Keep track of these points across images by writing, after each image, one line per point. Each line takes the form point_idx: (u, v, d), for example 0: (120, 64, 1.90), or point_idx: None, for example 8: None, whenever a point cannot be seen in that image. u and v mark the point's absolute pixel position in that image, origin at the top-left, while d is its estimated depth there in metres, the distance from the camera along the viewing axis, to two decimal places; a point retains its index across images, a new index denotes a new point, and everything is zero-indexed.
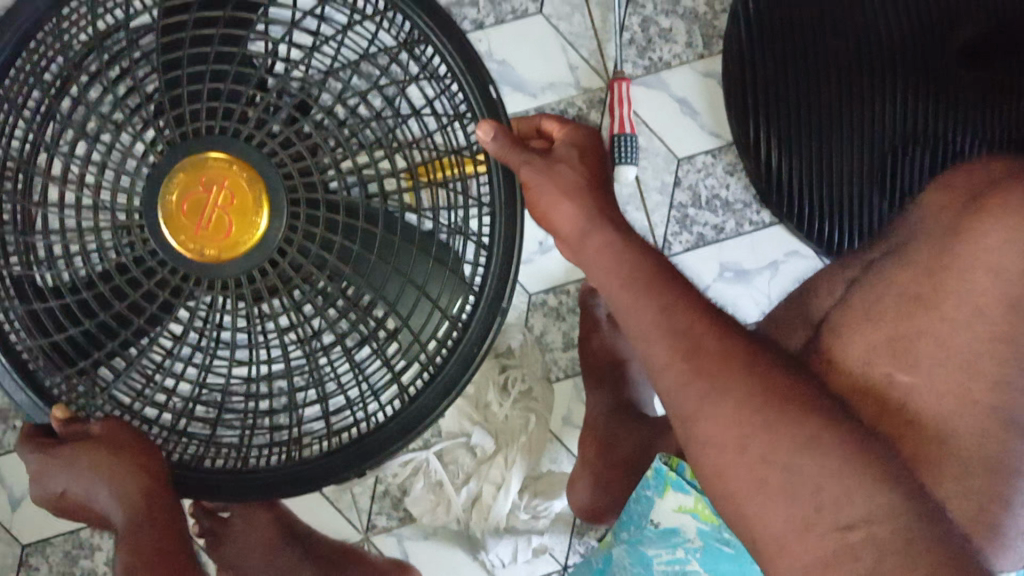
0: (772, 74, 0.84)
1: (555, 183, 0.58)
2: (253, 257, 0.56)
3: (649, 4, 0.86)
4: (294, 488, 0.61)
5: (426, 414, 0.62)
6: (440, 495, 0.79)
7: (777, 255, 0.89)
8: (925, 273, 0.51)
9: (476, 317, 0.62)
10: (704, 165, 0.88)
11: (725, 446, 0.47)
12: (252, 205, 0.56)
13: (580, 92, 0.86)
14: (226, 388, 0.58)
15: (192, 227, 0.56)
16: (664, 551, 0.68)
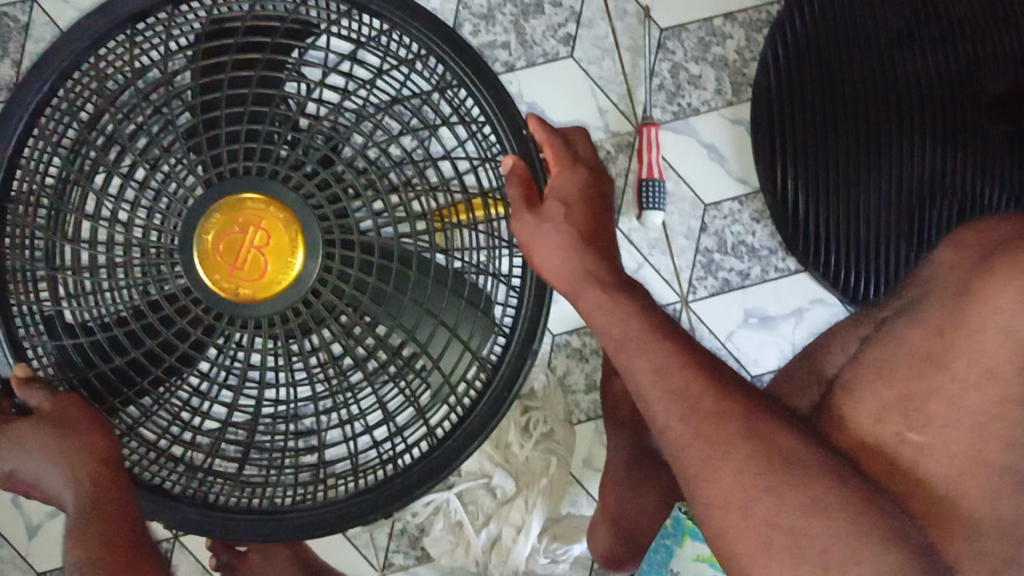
0: (798, 121, 0.83)
1: (551, 236, 0.56)
2: (287, 299, 0.57)
3: (679, 50, 0.86)
4: (321, 527, 0.61)
5: (456, 456, 0.61)
6: (460, 537, 0.77)
7: (802, 302, 0.87)
8: (935, 333, 0.50)
9: (507, 360, 0.62)
10: (731, 212, 0.86)
11: (741, 500, 0.46)
12: (289, 247, 0.56)
13: (608, 136, 0.85)
14: (254, 426, 0.58)
15: (228, 266, 0.56)
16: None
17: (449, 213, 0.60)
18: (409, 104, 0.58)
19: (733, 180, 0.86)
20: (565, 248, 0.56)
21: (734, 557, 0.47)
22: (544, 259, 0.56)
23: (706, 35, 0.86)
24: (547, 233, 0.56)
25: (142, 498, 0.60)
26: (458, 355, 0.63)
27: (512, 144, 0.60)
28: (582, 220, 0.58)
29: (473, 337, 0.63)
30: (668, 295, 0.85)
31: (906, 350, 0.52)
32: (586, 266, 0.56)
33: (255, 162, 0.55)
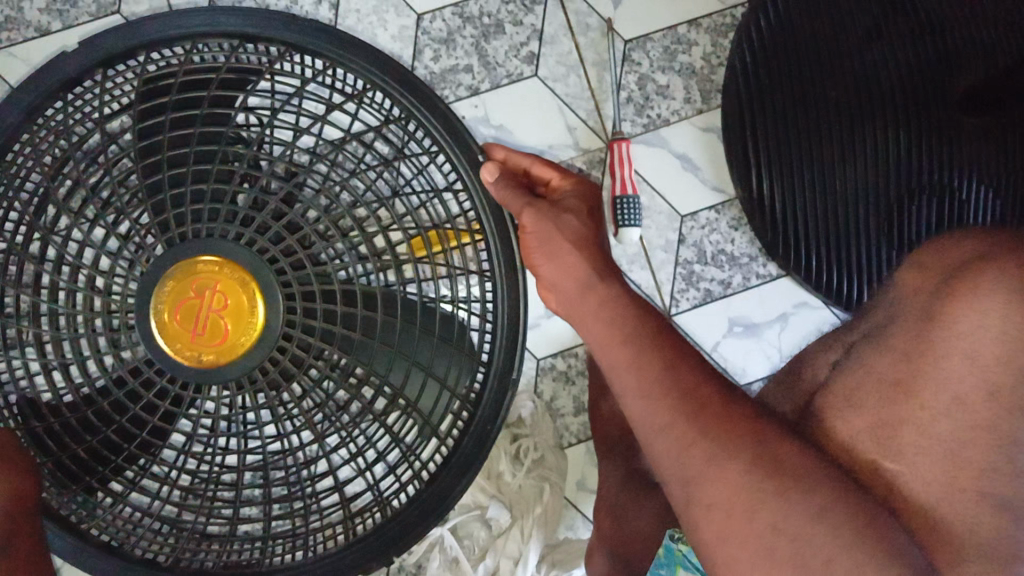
0: (771, 124, 0.81)
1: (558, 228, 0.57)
2: (253, 357, 0.55)
3: (645, 61, 0.83)
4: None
5: (447, 495, 0.59)
6: (457, 573, 0.76)
7: (786, 306, 0.85)
8: (902, 358, 0.48)
9: (488, 392, 0.61)
10: (708, 221, 0.83)
11: (728, 538, 0.45)
12: (247, 305, 0.55)
13: (579, 153, 0.82)
14: (236, 491, 0.56)
15: (189, 332, 0.55)
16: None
17: (417, 251, 0.58)
18: (364, 144, 0.56)
19: (708, 190, 0.84)
20: (577, 248, 0.56)
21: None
22: (562, 258, 0.56)
23: (671, 43, 0.83)
24: (561, 229, 0.57)
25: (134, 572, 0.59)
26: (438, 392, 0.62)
27: (473, 178, 0.59)
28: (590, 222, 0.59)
29: (452, 374, 0.61)
30: (650, 310, 0.83)
31: (871, 379, 0.50)
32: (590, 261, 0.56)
33: (205, 222, 0.54)
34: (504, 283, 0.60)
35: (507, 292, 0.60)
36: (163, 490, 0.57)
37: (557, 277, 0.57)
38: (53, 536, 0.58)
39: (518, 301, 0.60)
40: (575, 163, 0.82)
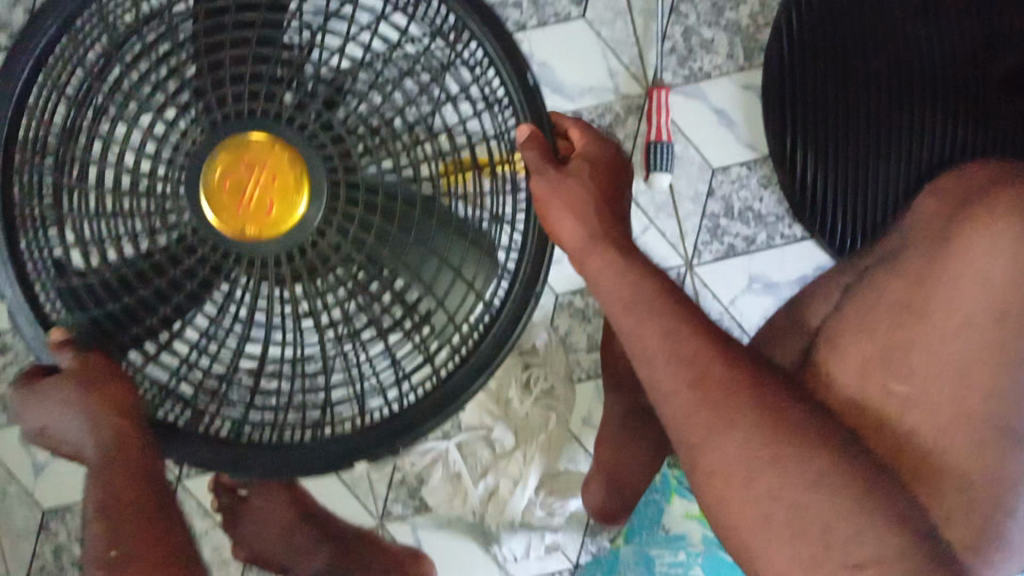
0: (813, 83, 0.83)
1: (566, 197, 0.53)
2: (296, 236, 0.56)
3: (692, 14, 0.84)
4: (325, 467, 0.60)
5: (463, 392, 0.61)
6: (458, 488, 0.78)
7: (808, 269, 0.85)
8: (911, 283, 0.53)
9: (510, 301, 0.62)
10: (739, 177, 0.84)
11: (730, 474, 0.45)
12: (295, 182, 0.56)
13: (618, 98, 0.84)
14: (259, 367, 0.57)
15: (235, 206, 0.55)
16: (667, 554, 0.67)
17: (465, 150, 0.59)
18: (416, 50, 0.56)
19: (742, 146, 0.85)
20: (584, 206, 0.54)
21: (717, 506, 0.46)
22: (564, 218, 0.53)
23: None
24: (570, 193, 0.54)
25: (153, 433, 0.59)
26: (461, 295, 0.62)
27: (517, 88, 0.60)
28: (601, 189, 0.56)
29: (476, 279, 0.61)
30: (671, 258, 0.84)
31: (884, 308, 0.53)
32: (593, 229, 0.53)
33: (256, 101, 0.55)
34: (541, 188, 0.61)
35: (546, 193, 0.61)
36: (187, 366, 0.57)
37: (561, 231, 0.54)
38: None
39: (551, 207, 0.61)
40: (613, 107, 0.84)
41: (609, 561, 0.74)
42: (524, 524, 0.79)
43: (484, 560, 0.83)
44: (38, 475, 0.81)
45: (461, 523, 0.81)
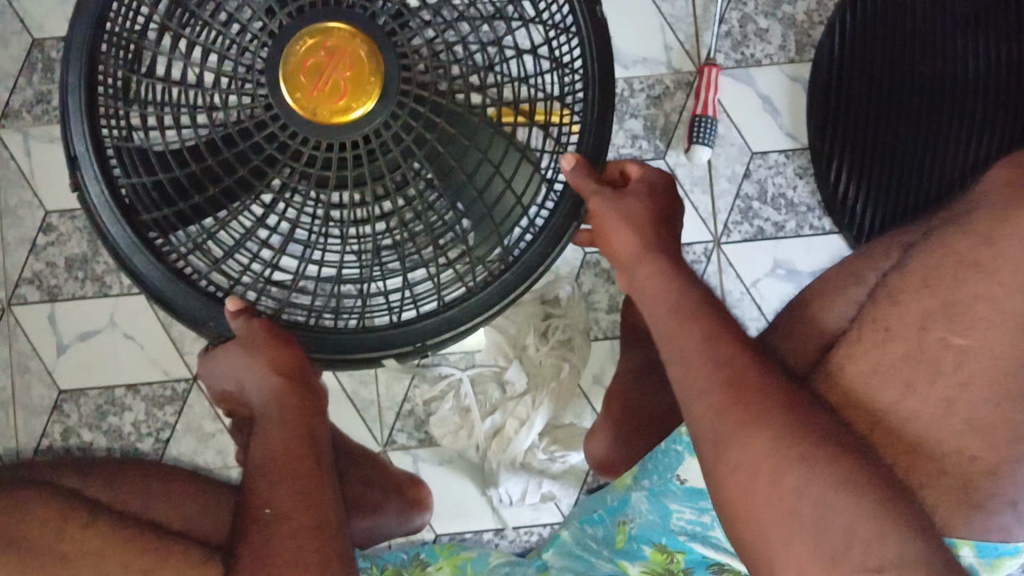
0: (853, 91, 0.85)
1: (623, 208, 0.56)
2: (361, 125, 0.54)
3: (751, 3, 0.88)
4: (363, 357, 0.59)
5: (507, 292, 0.60)
6: (465, 421, 0.80)
7: (832, 262, 0.87)
8: (984, 240, 0.44)
9: (559, 211, 0.61)
10: (777, 163, 0.87)
11: (753, 472, 0.43)
12: (370, 78, 0.54)
13: (669, 73, 0.87)
14: (303, 253, 0.57)
15: (308, 87, 0.53)
16: (687, 510, 0.61)
17: (532, 83, 0.57)
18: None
19: (782, 134, 0.87)
20: (637, 223, 0.56)
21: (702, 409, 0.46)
22: (616, 232, 0.56)
23: None
24: (623, 204, 0.56)
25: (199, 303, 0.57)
26: (503, 195, 0.60)
27: (586, 24, 0.57)
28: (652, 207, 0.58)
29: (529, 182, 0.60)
30: (701, 232, 0.86)
31: (949, 260, 0.45)
32: (645, 241, 0.56)
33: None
34: (591, 133, 0.59)
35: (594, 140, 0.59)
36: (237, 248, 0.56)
37: (616, 242, 0.57)
38: (147, 263, 0.56)
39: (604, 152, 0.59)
40: (663, 80, 0.86)
41: (614, 503, 0.68)
42: (523, 466, 0.80)
43: (479, 501, 0.84)
44: (61, 355, 0.83)
45: (463, 458, 0.83)
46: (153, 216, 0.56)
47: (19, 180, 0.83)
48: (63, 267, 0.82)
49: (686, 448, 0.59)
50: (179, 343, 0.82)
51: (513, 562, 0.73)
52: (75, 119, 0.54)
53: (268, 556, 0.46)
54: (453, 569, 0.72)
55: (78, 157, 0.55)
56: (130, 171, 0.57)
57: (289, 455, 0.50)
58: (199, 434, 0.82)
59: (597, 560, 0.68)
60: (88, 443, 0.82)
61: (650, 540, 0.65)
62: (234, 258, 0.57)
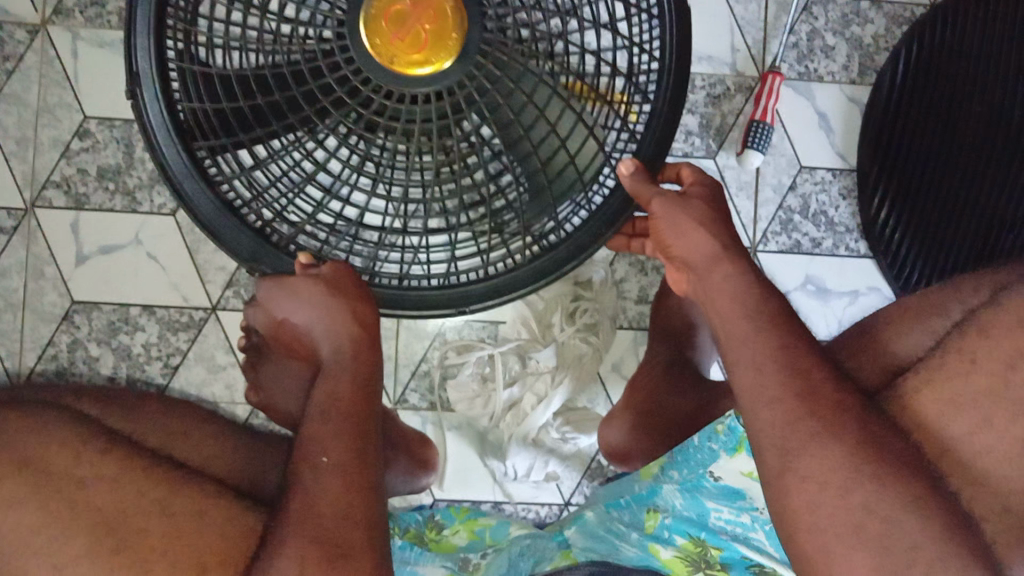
0: (914, 134, 0.84)
1: (685, 212, 0.56)
2: (435, 82, 0.52)
3: (822, 18, 0.88)
4: (408, 310, 0.59)
5: (555, 269, 0.58)
6: (485, 389, 0.79)
7: (860, 285, 0.88)
8: None
9: (616, 194, 0.58)
10: (822, 180, 0.88)
11: (827, 483, 0.44)
12: (453, 34, 0.52)
13: (732, 74, 0.87)
14: (361, 208, 0.55)
15: (389, 34, 0.51)
16: (727, 510, 0.65)
17: (610, 61, 0.54)
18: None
19: (833, 153, 0.88)
20: (704, 223, 0.56)
21: (777, 404, 0.47)
22: (677, 234, 0.56)
23: (850, 12, 0.89)
24: (692, 206, 0.57)
25: (245, 237, 0.56)
26: (564, 168, 0.58)
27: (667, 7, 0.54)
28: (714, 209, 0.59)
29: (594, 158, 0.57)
30: (741, 238, 0.86)
31: None
32: (717, 248, 0.55)
33: None
34: (658, 116, 0.56)
35: (663, 125, 0.56)
36: (289, 191, 0.55)
37: (674, 244, 0.57)
38: (197, 192, 0.55)
39: (665, 143, 0.57)
40: (725, 81, 0.86)
41: (643, 493, 0.69)
42: (533, 442, 0.80)
43: (480, 471, 0.83)
44: (79, 265, 0.80)
45: (472, 426, 0.82)
46: (210, 143, 0.55)
47: (61, 80, 0.80)
48: (94, 174, 0.80)
49: (720, 449, 0.65)
50: (202, 270, 0.81)
51: (534, 534, 0.73)
52: (139, 34, 0.52)
53: (307, 531, 0.46)
54: (469, 534, 0.74)
55: (141, 75, 0.53)
56: (192, 93, 0.55)
57: (353, 403, 0.53)
58: (209, 365, 0.81)
59: (620, 544, 0.66)
60: (95, 357, 0.80)
61: (684, 532, 0.65)
62: (287, 200, 0.55)
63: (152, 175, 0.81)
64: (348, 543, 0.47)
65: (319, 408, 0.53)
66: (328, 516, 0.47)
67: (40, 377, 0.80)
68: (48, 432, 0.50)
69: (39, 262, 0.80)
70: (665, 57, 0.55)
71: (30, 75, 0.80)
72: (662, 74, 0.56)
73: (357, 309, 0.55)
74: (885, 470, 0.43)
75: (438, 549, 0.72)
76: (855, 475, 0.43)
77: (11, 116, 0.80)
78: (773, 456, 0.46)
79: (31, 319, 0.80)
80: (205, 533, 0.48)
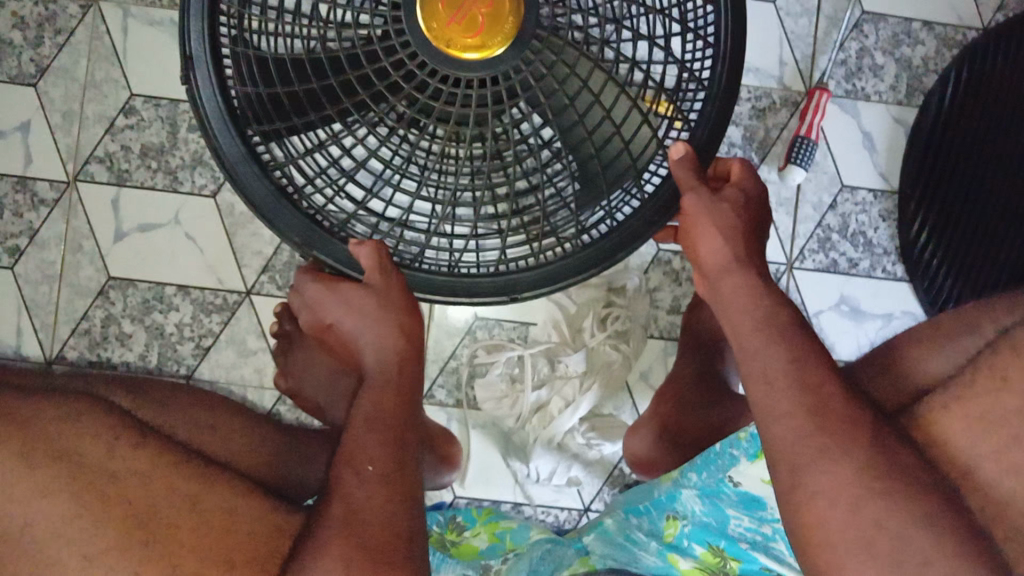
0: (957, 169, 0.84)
1: (715, 219, 0.56)
2: (495, 65, 0.52)
3: (872, 36, 0.87)
4: (459, 297, 0.59)
5: (606, 258, 0.58)
6: (512, 390, 0.78)
7: (894, 308, 0.88)
8: None
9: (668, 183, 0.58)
10: (863, 201, 0.87)
11: (838, 501, 0.44)
12: (510, 18, 0.51)
13: (778, 88, 0.86)
14: (414, 193, 0.55)
15: (446, 17, 0.51)
16: (747, 519, 0.63)
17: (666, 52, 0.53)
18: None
19: (875, 174, 0.87)
20: (731, 229, 0.57)
21: (789, 419, 0.47)
22: (707, 238, 0.57)
23: (901, 32, 0.88)
24: (724, 212, 0.57)
25: (299, 223, 0.56)
26: (616, 157, 0.58)
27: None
28: (750, 217, 0.59)
29: (647, 149, 0.57)
30: (777, 253, 0.85)
31: None
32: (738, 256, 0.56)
33: None
34: (712, 105, 0.56)
35: (717, 112, 0.56)
36: (342, 175, 0.55)
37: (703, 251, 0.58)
38: (253, 179, 0.55)
39: (719, 131, 0.57)
40: (771, 94, 0.86)
41: (663, 498, 0.67)
42: (559, 446, 0.81)
43: (503, 471, 0.83)
44: (116, 242, 0.81)
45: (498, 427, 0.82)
46: (264, 128, 0.54)
47: (109, 56, 0.81)
48: (137, 152, 0.81)
49: (741, 454, 0.60)
50: (239, 254, 0.81)
51: (554, 538, 0.73)
52: (195, 21, 0.52)
53: (353, 535, 0.47)
54: (490, 536, 0.74)
55: (197, 63, 0.53)
56: (245, 78, 0.54)
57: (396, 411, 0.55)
58: (240, 349, 0.81)
59: (639, 552, 0.68)
60: (127, 335, 0.80)
61: (704, 541, 0.66)
62: (341, 185, 0.55)
63: (195, 156, 0.81)
64: (392, 553, 0.47)
65: (360, 413, 0.54)
66: (371, 521, 0.48)
67: (72, 350, 0.80)
68: (83, 418, 0.50)
69: (78, 236, 0.81)
70: (720, 46, 0.55)
71: (80, 49, 0.81)
72: (717, 60, 0.55)
73: (402, 320, 0.60)
74: (899, 484, 0.43)
75: (460, 554, 0.72)
76: (866, 493, 0.43)
77: (57, 89, 0.81)
78: (785, 472, 0.46)
79: (66, 292, 0.80)
80: (236, 527, 0.48)
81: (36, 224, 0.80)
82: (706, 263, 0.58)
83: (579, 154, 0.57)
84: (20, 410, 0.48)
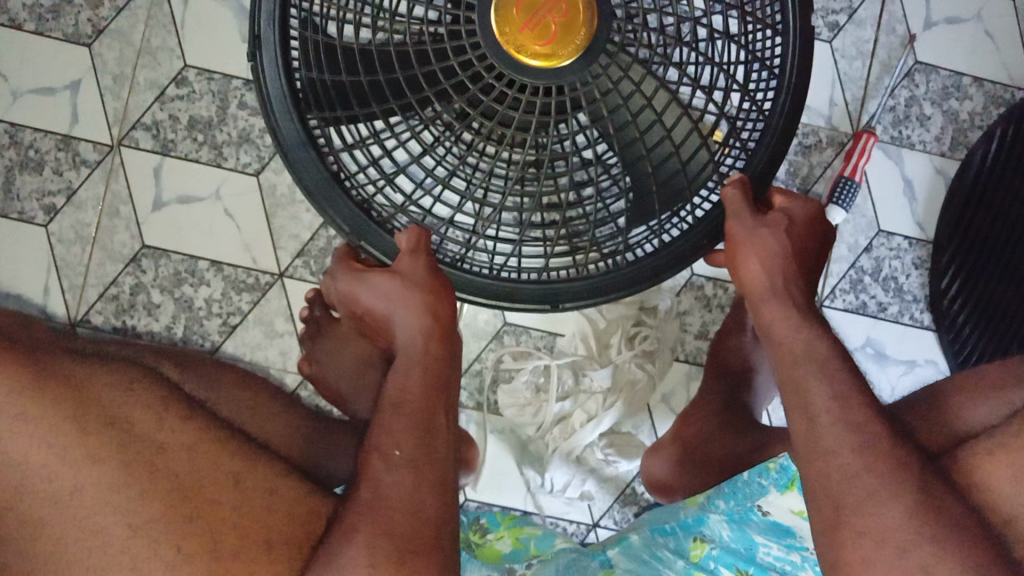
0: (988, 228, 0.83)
1: (757, 247, 0.57)
2: (564, 75, 0.51)
3: (923, 86, 0.89)
4: (501, 299, 0.58)
5: (652, 275, 0.58)
6: (537, 399, 0.79)
7: (918, 356, 0.88)
8: None
9: (719, 207, 0.58)
10: (898, 247, 0.88)
11: (883, 541, 0.44)
12: (582, 29, 0.50)
13: (826, 127, 0.87)
14: (468, 197, 0.54)
15: (520, 22, 0.49)
16: (776, 546, 0.66)
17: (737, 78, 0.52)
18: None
19: (912, 222, 0.89)
20: (774, 255, 0.58)
21: (836, 456, 0.47)
22: (751, 258, 0.57)
23: (951, 85, 0.89)
24: (763, 238, 0.57)
25: (350, 212, 0.56)
26: (672, 174, 0.57)
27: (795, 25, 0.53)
28: (801, 241, 0.60)
29: (705, 170, 0.57)
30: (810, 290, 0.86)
31: None
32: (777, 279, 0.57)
33: None
34: (774, 132, 0.55)
35: (777, 141, 0.55)
36: (398, 170, 0.54)
37: (747, 273, 0.58)
38: (309, 163, 0.55)
39: (776, 160, 0.56)
40: (818, 132, 0.87)
41: (689, 520, 0.69)
42: (577, 459, 0.80)
43: (516, 480, 0.82)
44: (155, 211, 0.80)
45: (516, 436, 0.82)
46: (325, 116, 0.54)
47: (167, 24, 0.81)
48: (184, 123, 0.81)
49: (770, 484, 0.67)
50: (276, 235, 0.81)
51: (579, 551, 0.71)
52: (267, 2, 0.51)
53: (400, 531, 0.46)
54: (513, 541, 0.74)
55: (264, 44, 0.53)
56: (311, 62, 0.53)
57: (424, 401, 0.53)
58: (268, 330, 0.81)
59: (665, 569, 0.66)
60: (155, 305, 0.80)
61: (731, 565, 0.66)
62: (395, 180, 0.54)
63: (242, 133, 0.81)
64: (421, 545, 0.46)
65: (393, 400, 0.53)
66: (403, 511, 0.47)
67: (97, 315, 0.79)
68: (135, 391, 0.50)
69: (119, 200, 0.80)
70: (787, 77, 0.54)
71: (139, 14, 0.81)
72: (781, 87, 0.54)
73: (431, 306, 0.56)
74: (947, 533, 0.43)
75: (484, 558, 0.71)
76: (912, 536, 0.43)
77: (112, 51, 0.81)
78: (827, 508, 0.46)
79: (99, 257, 0.80)
80: (276, 513, 0.48)
81: (75, 183, 0.80)
82: (748, 283, 0.59)
83: (635, 169, 0.56)
84: (76, 373, 0.48)
